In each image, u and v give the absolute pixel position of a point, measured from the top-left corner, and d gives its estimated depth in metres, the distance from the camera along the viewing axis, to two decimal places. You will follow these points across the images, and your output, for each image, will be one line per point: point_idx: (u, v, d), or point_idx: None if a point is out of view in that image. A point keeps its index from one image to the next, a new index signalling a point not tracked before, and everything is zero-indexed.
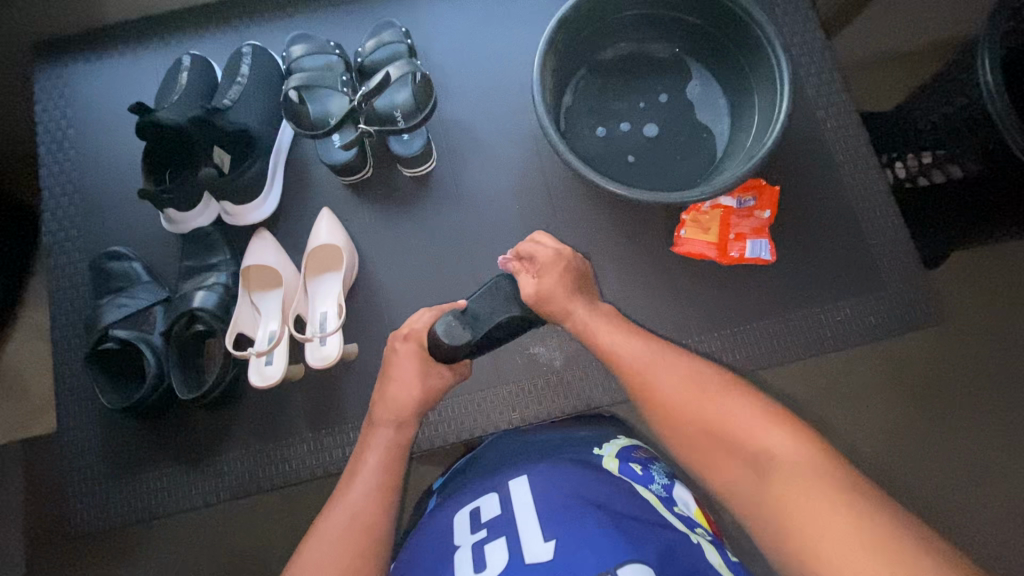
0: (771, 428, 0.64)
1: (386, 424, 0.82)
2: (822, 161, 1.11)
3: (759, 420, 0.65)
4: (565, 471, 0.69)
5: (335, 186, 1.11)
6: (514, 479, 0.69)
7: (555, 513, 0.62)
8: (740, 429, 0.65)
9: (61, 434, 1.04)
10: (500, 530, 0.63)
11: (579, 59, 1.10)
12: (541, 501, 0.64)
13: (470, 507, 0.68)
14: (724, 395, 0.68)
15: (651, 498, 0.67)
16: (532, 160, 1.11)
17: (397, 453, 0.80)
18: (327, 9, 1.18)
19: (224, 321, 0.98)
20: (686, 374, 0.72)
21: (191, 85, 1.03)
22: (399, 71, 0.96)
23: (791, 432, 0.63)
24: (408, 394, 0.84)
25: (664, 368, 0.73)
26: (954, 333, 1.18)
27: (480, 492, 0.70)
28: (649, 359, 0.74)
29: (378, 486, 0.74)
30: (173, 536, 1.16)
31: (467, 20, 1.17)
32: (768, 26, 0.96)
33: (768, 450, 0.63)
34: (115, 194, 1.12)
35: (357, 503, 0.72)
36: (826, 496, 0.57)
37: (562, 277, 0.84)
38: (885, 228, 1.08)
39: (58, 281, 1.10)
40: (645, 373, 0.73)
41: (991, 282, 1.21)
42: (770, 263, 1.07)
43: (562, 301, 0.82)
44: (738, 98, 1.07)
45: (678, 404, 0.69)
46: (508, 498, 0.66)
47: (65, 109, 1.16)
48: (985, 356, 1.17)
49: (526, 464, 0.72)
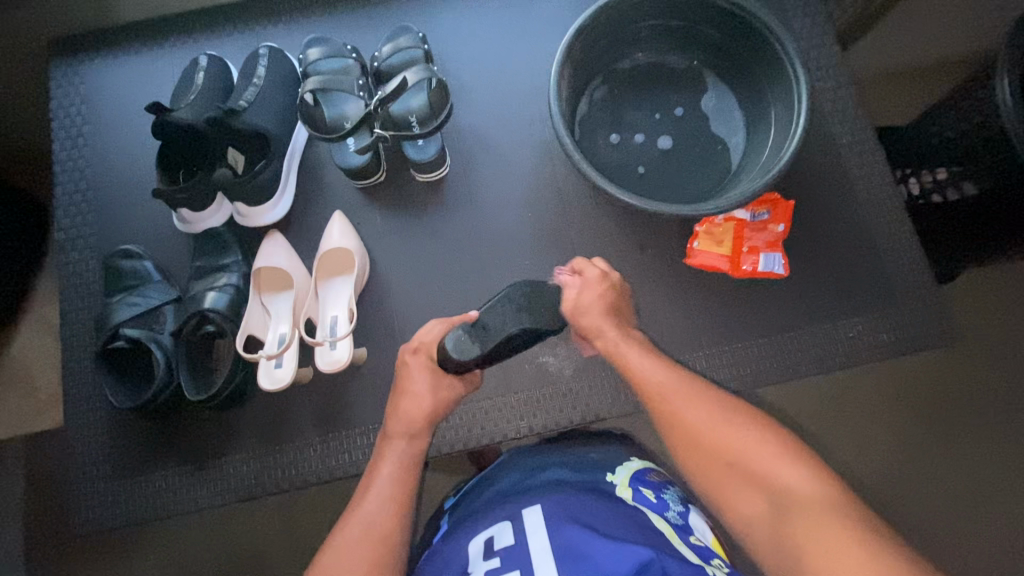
0: (786, 465, 0.66)
1: (399, 436, 0.82)
2: (837, 175, 1.10)
3: (773, 455, 0.67)
4: (580, 497, 0.69)
5: (348, 189, 1.11)
6: (528, 507, 0.69)
7: (572, 542, 0.62)
8: (755, 462, 0.68)
9: (68, 430, 1.05)
10: (513, 563, 0.62)
11: (595, 69, 1.10)
12: (554, 535, 0.63)
13: (484, 536, 0.67)
14: (748, 427, 0.70)
15: (666, 530, 0.67)
16: (544, 167, 1.11)
17: (410, 465, 0.79)
18: (344, 12, 1.18)
19: (235, 323, 0.98)
20: (711, 408, 0.72)
21: (207, 86, 1.04)
22: (416, 77, 0.96)
23: (803, 468, 0.66)
24: (420, 406, 0.84)
25: (687, 396, 0.74)
26: (964, 350, 1.17)
27: (494, 520, 0.69)
28: (676, 386, 0.75)
29: (390, 497, 0.74)
30: (176, 536, 1.16)
31: (483, 27, 1.17)
32: (787, 39, 0.96)
33: (782, 485, 0.65)
34: (129, 193, 1.12)
35: (370, 517, 0.71)
36: (832, 527, 0.60)
37: (600, 294, 0.87)
38: (899, 244, 1.07)
39: (69, 278, 1.10)
40: (663, 395, 0.74)
41: (1002, 299, 1.19)
42: (783, 277, 1.06)
43: (597, 317, 0.85)
44: (754, 112, 1.07)
45: (696, 432, 0.71)
46: (522, 527, 0.66)
47: (80, 106, 1.16)
48: (994, 373, 1.16)
49: (539, 493, 0.71)
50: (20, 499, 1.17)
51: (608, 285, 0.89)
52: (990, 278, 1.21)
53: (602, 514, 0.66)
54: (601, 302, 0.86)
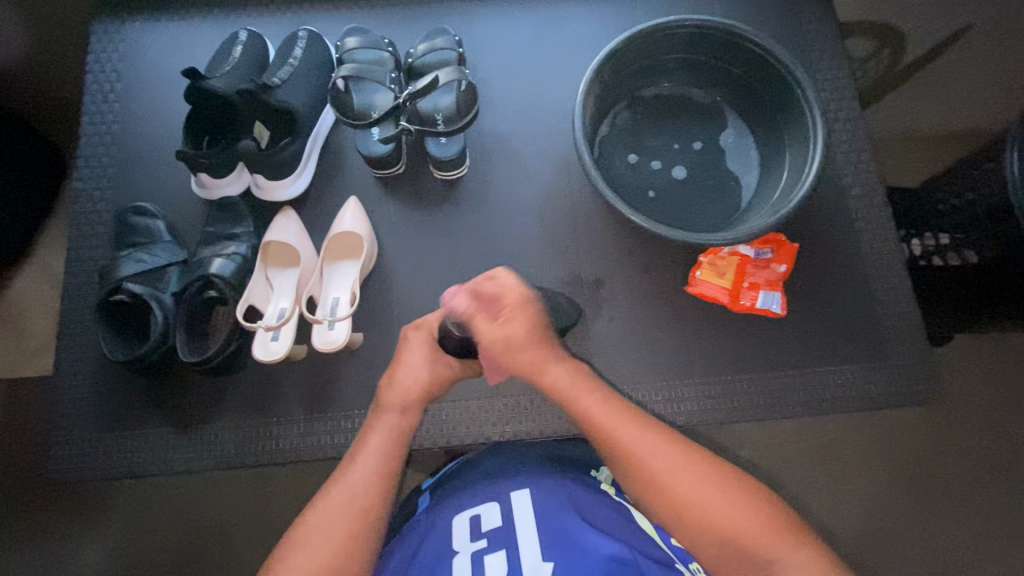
0: (780, 542, 0.63)
1: (391, 409, 0.82)
2: (844, 225, 1.13)
3: (765, 529, 0.63)
4: (566, 488, 0.74)
5: (366, 177, 1.13)
6: (517, 491, 0.74)
7: (557, 532, 0.67)
8: (752, 542, 0.63)
9: (57, 377, 1.05)
10: (500, 542, 0.67)
11: (621, 92, 1.13)
12: (542, 522, 0.68)
13: (471, 513, 0.72)
14: (738, 493, 0.66)
15: (647, 527, 0.72)
16: (560, 180, 1.13)
17: (399, 440, 0.78)
18: (387, 7, 1.21)
19: (237, 291, 0.99)
20: (693, 470, 0.67)
21: (244, 59, 1.07)
22: (448, 77, 0.98)
23: (797, 543, 0.63)
24: (415, 377, 0.85)
25: (662, 453, 0.69)
26: (949, 413, 1.19)
27: (482, 499, 0.74)
28: (645, 443, 0.69)
29: (375, 472, 0.73)
30: (147, 496, 1.16)
31: (519, 38, 1.20)
32: (809, 88, 0.99)
33: (774, 556, 0.62)
34: (152, 152, 1.14)
35: (354, 491, 0.71)
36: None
37: (535, 318, 0.80)
38: (896, 300, 1.09)
39: (80, 227, 1.11)
40: (636, 455, 0.69)
41: (990, 367, 1.21)
42: (780, 317, 1.08)
43: (526, 349, 0.79)
44: (770, 153, 1.10)
45: (675, 498, 0.66)
46: (510, 509, 0.71)
47: (117, 63, 1.19)
48: (977, 440, 1.18)
49: (529, 478, 0.76)
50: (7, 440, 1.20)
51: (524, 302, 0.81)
52: (980, 347, 1.23)
53: (581, 504, 0.71)
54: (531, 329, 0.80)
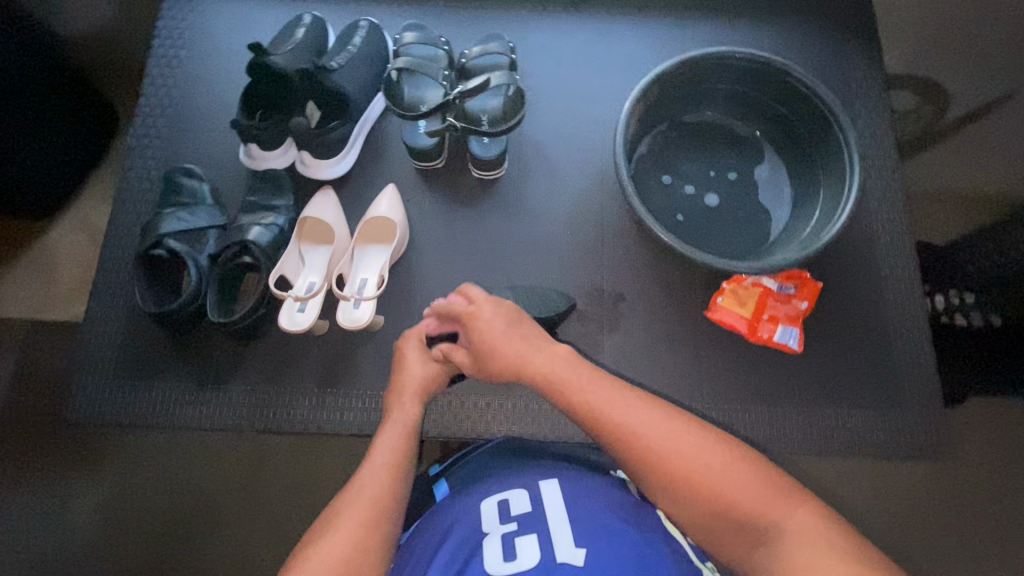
0: (781, 505, 0.65)
1: (395, 407, 0.86)
2: (869, 271, 1.13)
3: (763, 493, 0.65)
4: (588, 480, 0.79)
5: (407, 167, 1.16)
6: (543, 481, 0.79)
7: (586, 520, 0.71)
8: (755, 510, 0.65)
9: (87, 321, 1.08)
10: (531, 526, 0.71)
11: (664, 114, 1.15)
12: (571, 509, 0.73)
13: (499, 499, 0.77)
14: (733, 459, 0.68)
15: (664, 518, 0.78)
16: (594, 193, 1.16)
17: (408, 436, 0.82)
18: (448, 8, 1.26)
19: (271, 260, 1.02)
20: (689, 441, 0.70)
21: (306, 40, 1.11)
22: (498, 81, 1.02)
23: (797, 505, 0.65)
24: (412, 377, 0.89)
25: (663, 431, 0.71)
26: (958, 476, 1.17)
27: (509, 486, 0.79)
28: (641, 419, 0.72)
29: (385, 467, 0.76)
30: (155, 449, 1.19)
31: (571, 52, 1.23)
32: (850, 132, 1.01)
33: (776, 526, 0.64)
34: (206, 119, 1.18)
35: (365, 485, 0.74)
36: (832, 551, 0.60)
37: (493, 321, 0.84)
38: (914, 351, 1.09)
39: (129, 182, 1.15)
40: (637, 434, 0.71)
41: (1006, 435, 1.20)
42: (796, 352, 1.08)
43: (507, 346, 0.82)
44: (804, 190, 1.11)
45: (677, 474, 0.68)
46: (537, 496, 0.76)
47: (184, 31, 1.24)
48: (985, 508, 1.15)
49: (552, 469, 0.81)
50: (32, 375, 1.24)
51: (491, 307, 0.86)
52: (1000, 414, 1.21)
53: (601, 496, 0.76)
54: (507, 327, 0.84)
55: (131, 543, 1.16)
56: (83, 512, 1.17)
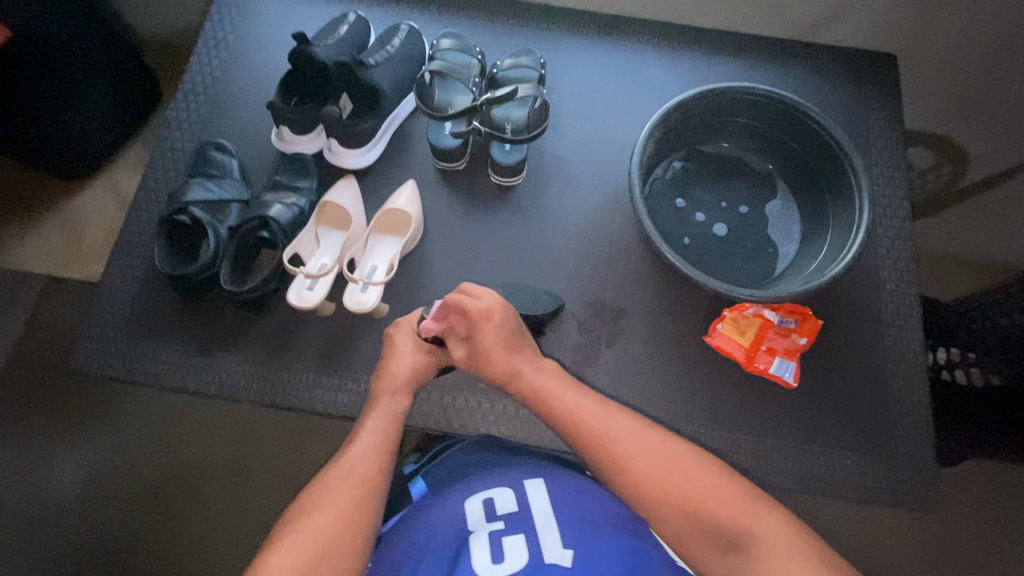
0: (751, 514, 0.67)
1: (384, 394, 0.88)
2: (872, 316, 1.14)
3: (731, 500, 0.68)
4: (572, 478, 0.81)
5: (428, 166, 1.20)
6: (529, 479, 0.80)
7: (571, 521, 0.74)
8: (724, 517, 0.67)
9: (104, 278, 1.11)
10: (519, 527, 0.74)
11: (682, 142, 1.19)
12: (558, 512, 0.75)
13: (485, 499, 0.78)
14: (701, 466, 0.71)
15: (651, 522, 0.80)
16: (606, 209, 1.18)
17: (395, 421, 0.84)
18: (486, 22, 1.31)
19: (288, 238, 1.06)
20: (661, 449, 0.72)
21: (347, 37, 1.17)
22: (525, 92, 1.06)
23: (765, 512, 0.67)
24: (406, 365, 0.91)
25: (633, 439, 0.74)
26: (930, 529, 1.21)
27: (494, 484, 0.80)
28: (611, 423, 0.76)
29: (374, 447, 0.79)
30: (152, 411, 1.22)
31: (599, 75, 1.28)
32: (863, 174, 1.04)
33: (746, 534, 0.65)
34: (244, 100, 1.24)
35: (355, 462, 0.76)
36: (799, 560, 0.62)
37: (498, 328, 0.86)
38: (911, 400, 1.09)
39: (163, 150, 1.20)
40: (610, 436, 0.74)
41: (983, 496, 1.23)
42: (791, 387, 1.08)
43: (501, 360, 0.85)
44: (814, 229, 1.13)
45: (654, 479, 0.70)
46: (524, 495, 0.78)
47: (235, 17, 1.30)
48: (950, 557, 1.19)
49: (538, 468, 0.83)
50: (48, 326, 1.28)
51: (496, 317, 0.86)
52: (975, 473, 1.25)
53: (585, 497, 0.78)
54: (506, 340, 0.86)
55: (116, 501, 1.18)
56: (76, 463, 1.19)
